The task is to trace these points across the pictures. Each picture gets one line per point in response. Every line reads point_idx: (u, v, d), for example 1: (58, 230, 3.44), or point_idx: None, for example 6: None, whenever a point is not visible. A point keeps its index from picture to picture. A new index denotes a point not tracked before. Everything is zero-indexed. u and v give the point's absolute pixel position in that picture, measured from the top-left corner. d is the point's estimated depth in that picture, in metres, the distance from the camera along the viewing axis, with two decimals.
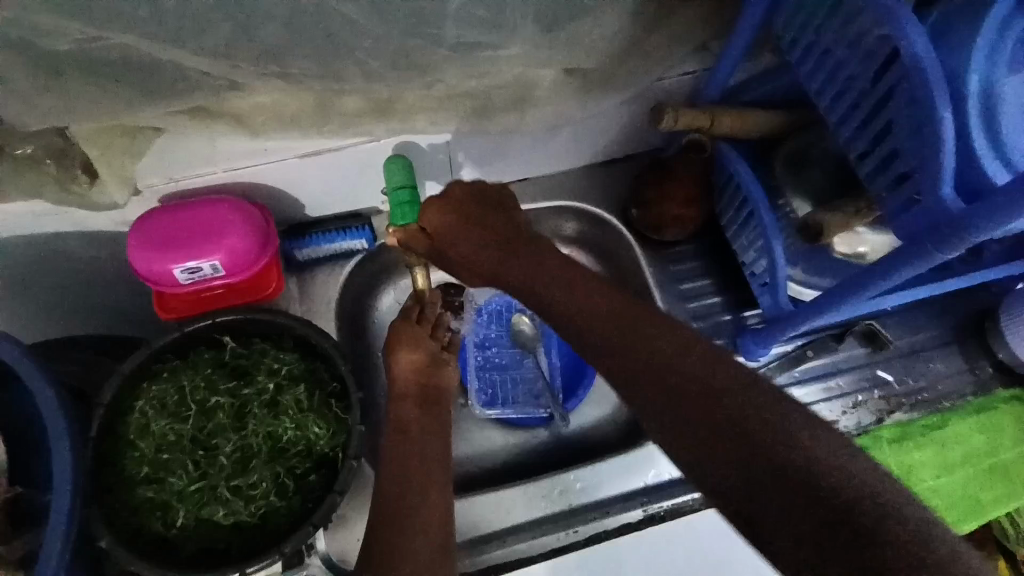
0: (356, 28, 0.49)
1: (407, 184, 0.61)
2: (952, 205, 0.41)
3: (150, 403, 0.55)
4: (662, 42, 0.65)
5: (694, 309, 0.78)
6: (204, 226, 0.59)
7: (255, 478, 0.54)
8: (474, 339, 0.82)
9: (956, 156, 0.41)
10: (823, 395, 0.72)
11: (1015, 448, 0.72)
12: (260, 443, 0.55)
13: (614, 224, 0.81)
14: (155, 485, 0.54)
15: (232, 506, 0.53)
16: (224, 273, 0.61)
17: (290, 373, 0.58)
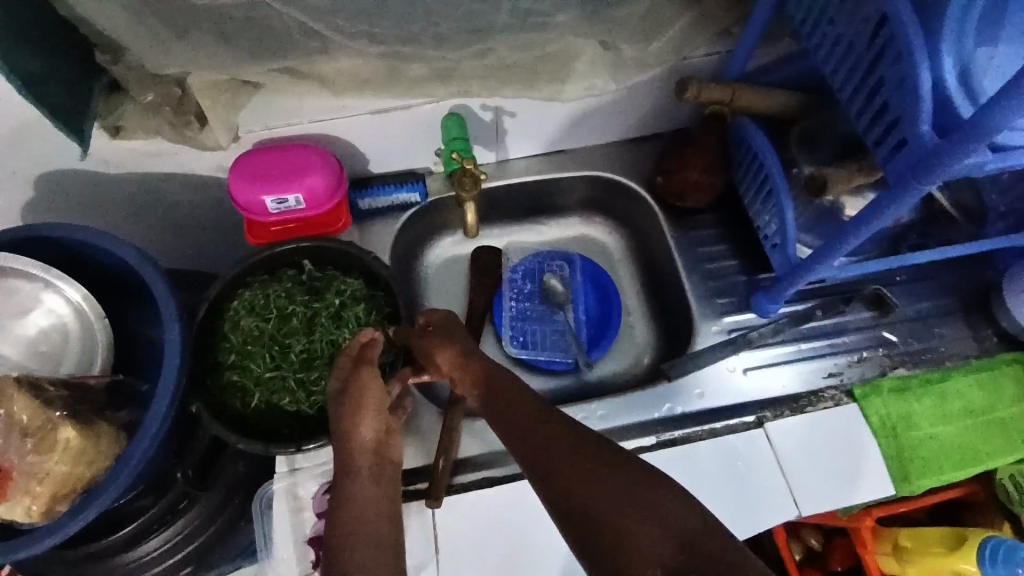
0: None
1: (461, 136, 0.76)
2: (927, 141, 0.48)
3: (242, 304, 0.68)
4: (687, 26, 0.74)
5: (712, 269, 0.85)
6: (290, 165, 0.70)
7: (317, 376, 0.67)
8: (509, 292, 0.90)
9: (932, 101, 0.49)
10: (830, 349, 0.78)
11: (1018, 406, 0.74)
12: (325, 348, 0.68)
13: (641, 192, 0.89)
14: (239, 371, 0.67)
15: (297, 396, 0.66)
16: (305, 207, 0.72)
17: (353, 295, 0.69)
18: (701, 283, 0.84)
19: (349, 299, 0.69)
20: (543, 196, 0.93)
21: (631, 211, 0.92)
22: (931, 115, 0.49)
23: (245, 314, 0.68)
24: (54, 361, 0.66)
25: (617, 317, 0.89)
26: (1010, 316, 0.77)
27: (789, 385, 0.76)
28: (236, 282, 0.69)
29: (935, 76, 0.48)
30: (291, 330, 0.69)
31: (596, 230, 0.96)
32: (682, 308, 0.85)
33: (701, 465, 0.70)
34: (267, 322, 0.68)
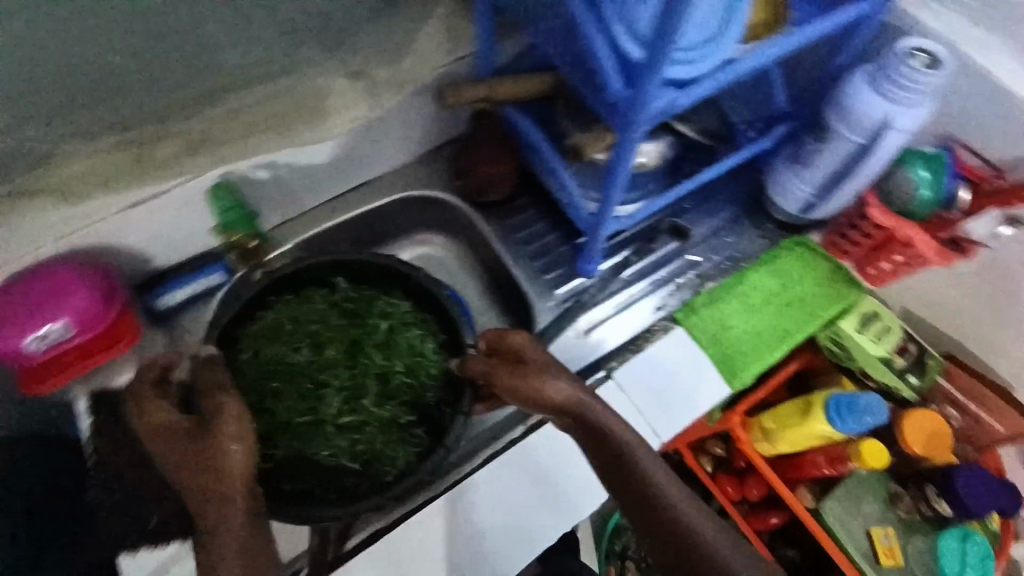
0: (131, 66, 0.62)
1: (232, 203, 0.73)
2: (622, 94, 0.54)
3: (268, 326, 0.75)
4: (427, 39, 0.78)
5: (534, 249, 0.89)
6: (43, 295, 0.62)
7: (385, 407, 0.73)
8: None
9: (612, 59, 0.55)
10: (653, 286, 0.86)
11: (809, 281, 0.86)
12: (371, 383, 0.74)
13: (449, 198, 0.91)
14: (269, 412, 0.71)
15: (333, 446, 0.71)
16: (77, 333, 0.65)
17: (402, 318, 0.78)
18: (529, 266, 0.88)
19: (396, 330, 0.77)
20: (361, 232, 0.91)
21: (450, 220, 0.94)
22: (616, 71, 0.55)
23: (275, 338, 0.74)
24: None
25: None
26: (780, 210, 0.88)
27: (626, 330, 0.83)
28: (245, 312, 0.75)
29: (607, 37, 0.55)
30: (345, 371, 0.73)
31: (428, 246, 0.96)
32: (520, 295, 0.88)
33: (569, 434, 0.76)
34: (304, 354, 0.74)
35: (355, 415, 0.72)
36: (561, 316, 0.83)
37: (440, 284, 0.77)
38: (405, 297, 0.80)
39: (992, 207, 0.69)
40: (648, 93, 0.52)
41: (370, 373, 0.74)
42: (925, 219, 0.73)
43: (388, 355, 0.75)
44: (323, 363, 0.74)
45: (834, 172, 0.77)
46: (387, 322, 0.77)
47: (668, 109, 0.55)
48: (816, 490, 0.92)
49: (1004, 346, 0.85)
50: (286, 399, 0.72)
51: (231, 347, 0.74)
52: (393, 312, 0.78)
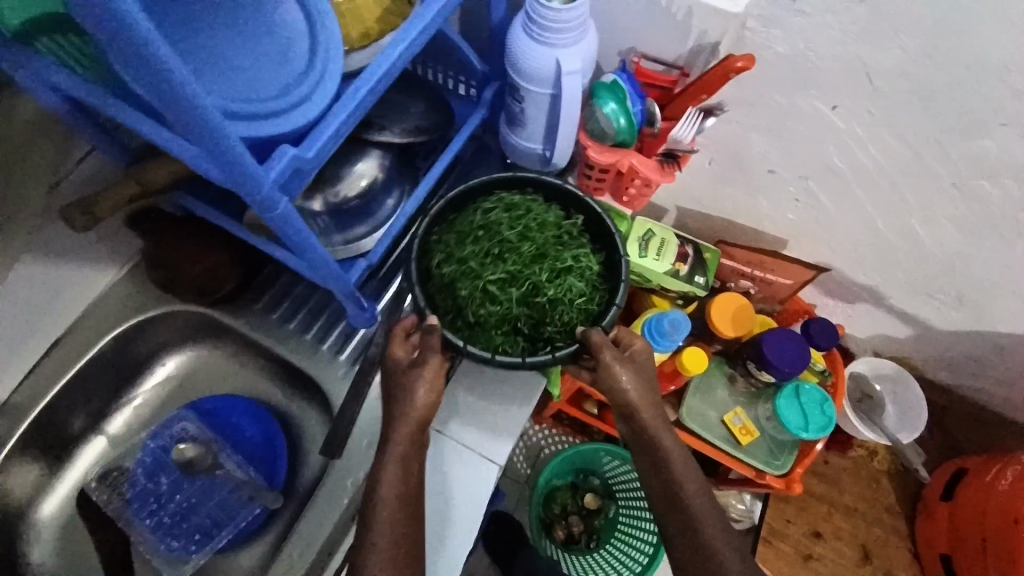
0: None
1: None
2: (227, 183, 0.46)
3: (503, 202, 0.70)
4: None
5: (300, 322, 0.79)
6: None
7: (505, 300, 0.66)
8: (145, 507, 0.75)
9: (195, 151, 0.46)
10: None
11: None
12: (527, 286, 0.66)
13: (182, 305, 0.78)
14: (484, 267, 0.67)
15: (471, 297, 0.66)
16: None
17: (585, 273, 0.67)
18: (302, 341, 0.78)
19: (579, 274, 0.67)
20: (85, 394, 0.78)
21: (197, 322, 0.81)
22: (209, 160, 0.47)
23: (502, 210, 0.69)
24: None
25: (262, 413, 0.80)
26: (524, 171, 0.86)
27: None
28: (489, 184, 0.72)
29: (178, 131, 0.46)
30: (519, 259, 0.67)
31: (182, 364, 0.84)
32: (307, 376, 0.79)
33: (456, 474, 0.70)
34: (513, 232, 0.68)
35: (501, 293, 0.66)
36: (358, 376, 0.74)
37: (624, 262, 0.67)
38: (605, 264, 0.70)
39: (685, 108, 0.70)
40: (242, 176, 0.44)
41: (540, 280, 0.66)
42: (641, 138, 0.73)
43: (564, 290, 0.66)
44: (546, 237, 0.68)
45: (547, 124, 0.75)
46: (576, 266, 0.67)
47: (293, 171, 0.48)
48: (674, 402, 0.96)
49: (759, 208, 0.91)
50: (467, 228, 0.69)
51: (459, 204, 0.71)
52: (586, 266, 0.68)
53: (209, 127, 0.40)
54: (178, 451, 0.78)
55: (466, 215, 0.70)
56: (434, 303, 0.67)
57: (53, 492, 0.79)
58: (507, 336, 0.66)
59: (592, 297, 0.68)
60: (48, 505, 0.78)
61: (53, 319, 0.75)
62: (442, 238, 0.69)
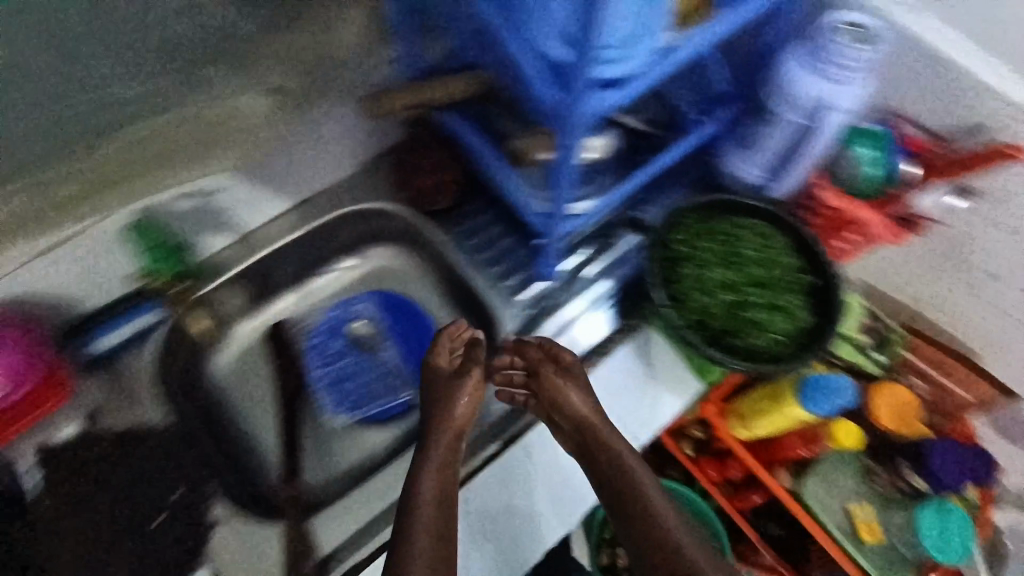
0: None
1: (159, 244, 0.80)
2: (551, 100, 0.54)
3: (757, 226, 0.76)
4: None
5: (489, 256, 0.87)
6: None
7: (714, 297, 0.73)
8: (318, 359, 0.87)
9: (536, 63, 0.54)
10: (616, 280, 0.85)
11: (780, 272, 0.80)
12: (737, 300, 0.73)
13: (398, 209, 0.89)
14: (713, 265, 0.75)
15: (689, 279, 0.74)
16: (11, 386, 0.69)
17: (788, 321, 0.72)
18: (488, 271, 0.86)
19: (788, 319, 0.73)
20: (302, 254, 0.88)
21: (408, 228, 0.90)
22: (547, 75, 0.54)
23: (752, 234, 0.76)
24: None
25: (432, 326, 0.89)
26: None
27: (585, 342, 0.82)
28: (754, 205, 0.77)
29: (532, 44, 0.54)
30: (743, 277, 0.74)
31: (381, 259, 0.95)
32: (480, 304, 0.86)
33: (504, 497, 0.74)
34: (751, 255, 0.75)
35: (714, 290, 0.74)
36: (528, 320, 0.83)
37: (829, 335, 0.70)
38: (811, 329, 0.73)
39: (936, 182, 0.72)
40: (579, 94, 0.51)
41: (753, 303, 0.73)
42: (874, 196, 0.75)
43: (769, 322, 0.72)
44: (777, 270, 0.74)
45: (781, 154, 0.77)
46: (792, 312, 0.73)
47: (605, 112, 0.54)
48: (795, 470, 0.91)
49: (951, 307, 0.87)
50: (716, 227, 0.76)
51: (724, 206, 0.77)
52: (798, 318, 0.72)
53: None
54: (353, 326, 0.90)
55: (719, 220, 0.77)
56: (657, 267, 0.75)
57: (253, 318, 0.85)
58: (697, 325, 0.73)
59: (783, 344, 0.72)
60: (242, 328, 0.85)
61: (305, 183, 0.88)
62: (693, 223, 0.77)
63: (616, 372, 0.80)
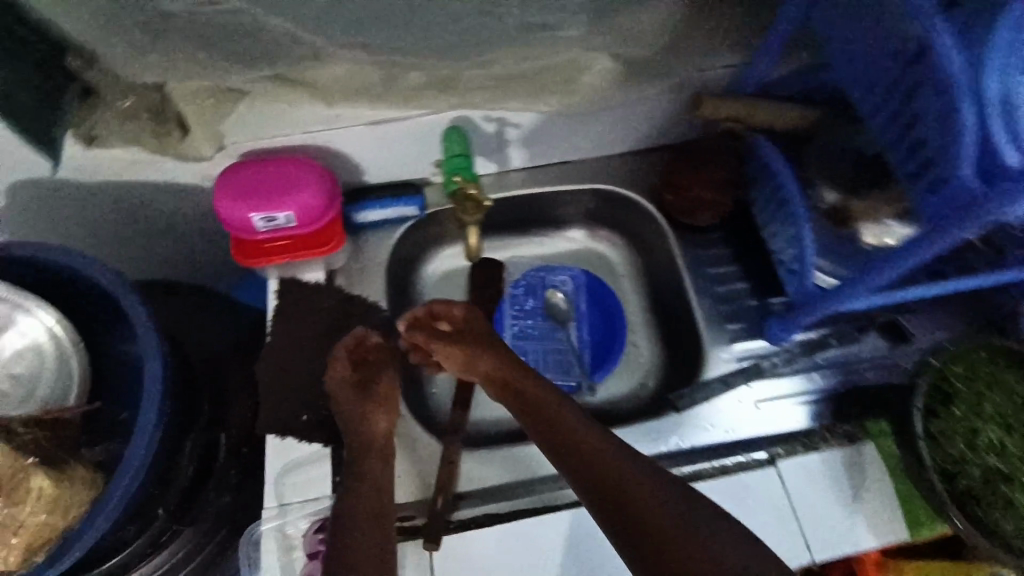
0: (423, 24, 0.60)
1: (460, 152, 0.68)
2: (965, 185, 0.47)
3: None
4: (703, 32, 0.68)
5: (721, 292, 0.82)
6: (282, 181, 0.67)
7: (977, 448, 0.67)
8: (513, 310, 0.89)
9: (975, 142, 0.46)
10: (845, 377, 0.77)
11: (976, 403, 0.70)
12: (998, 465, 0.67)
13: (646, 206, 0.86)
14: (995, 424, 0.68)
15: (961, 415, 0.69)
16: (296, 224, 0.68)
17: None
18: (713, 307, 0.81)
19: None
20: (538, 208, 0.91)
21: (641, 227, 0.90)
22: (974, 158, 0.47)
23: None
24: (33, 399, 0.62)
25: (620, 324, 0.89)
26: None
27: (788, 424, 0.74)
28: None
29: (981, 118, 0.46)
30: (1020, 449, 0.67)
31: (599, 243, 0.94)
32: (691, 332, 0.81)
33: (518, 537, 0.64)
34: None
35: (981, 442, 0.68)
36: (733, 375, 0.75)
37: None
38: None
39: None
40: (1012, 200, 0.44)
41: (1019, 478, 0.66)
42: None
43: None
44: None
45: None
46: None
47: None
48: None
49: None
50: (1000, 381, 0.70)
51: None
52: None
53: None
54: (552, 294, 0.91)
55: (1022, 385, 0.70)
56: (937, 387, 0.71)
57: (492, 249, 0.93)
58: (940, 457, 0.68)
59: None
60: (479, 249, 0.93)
61: (577, 150, 0.87)
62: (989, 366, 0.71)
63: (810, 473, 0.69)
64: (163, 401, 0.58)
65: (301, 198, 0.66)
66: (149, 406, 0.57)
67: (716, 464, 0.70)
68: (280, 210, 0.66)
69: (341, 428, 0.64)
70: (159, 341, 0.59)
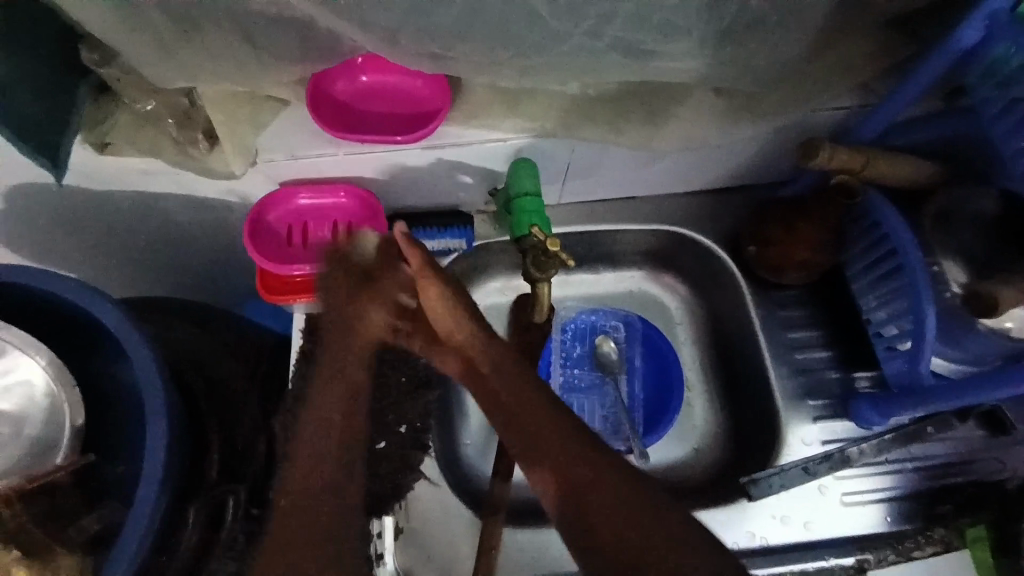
0: (519, 51, 0.46)
1: (532, 192, 0.60)
2: None
3: None
4: (823, 68, 0.58)
5: (800, 361, 0.72)
6: (379, 80, 0.57)
7: None
8: (558, 356, 0.80)
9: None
10: (936, 475, 0.67)
11: None
12: None
13: (723, 257, 0.77)
14: None
15: None
16: (392, 84, 0.57)
17: None
18: (788, 378, 0.71)
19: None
20: (593, 245, 0.82)
21: (705, 274, 0.81)
22: None
23: None
24: (20, 444, 0.53)
25: (678, 384, 0.78)
26: None
27: (872, 524, 0.65)
28: None
29: None
30: None
31: (656, 286, 0.85)
32: (762, 401, 0.72)
33: None
34: None
35: None
36: (816, 462, 0.66)
37: None
38: None
39: None
40: None
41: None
42: None
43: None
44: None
45: None
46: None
47: None
48: None
49: None
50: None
51: None
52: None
53: None
54: (602, 341, 0.81)
55: None
56: None
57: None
58: None
59: None
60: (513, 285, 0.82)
61: (645, 187, 0.78)
62: None
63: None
64: (166, 471, 0.49)
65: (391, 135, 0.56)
66: (149, 480, 0.48)
67: (797, 570, 0.62)
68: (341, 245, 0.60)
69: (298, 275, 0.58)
70: (166, 399, 0.50)
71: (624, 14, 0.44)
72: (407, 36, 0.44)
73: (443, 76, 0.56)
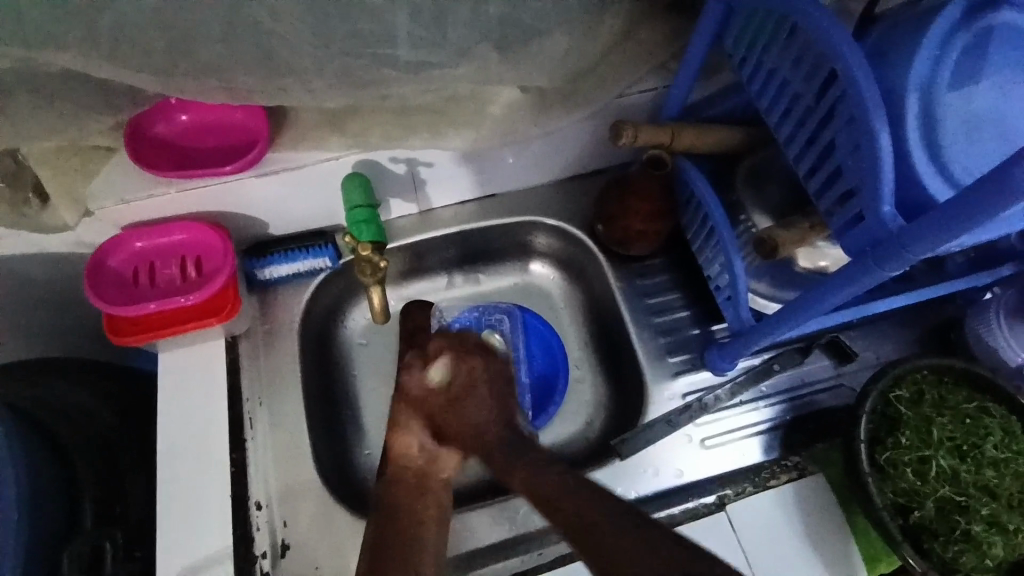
0: (300, 76, 0.50)
1: (363, 204, 0.64)
2: (888, 223, 0.43)
3: (999, 429, 0.65)
4: (613, 57, 0.65)
5: (662, 323, 0.78)
6: (201, 118, 0.60)
7: (932, 482, 0.63)
8: None
9: (895, 177, 0.43)
10: (791, 409, 0.73)
11: (925, 422, 0.65)
12: (949, 492, 0.63)
13: (584, 240, 0.82)
14: (943, 454, 0.64)
15: (927, 453, 0.64)
16: (217, 125, 0.61)
17: (998, 558, 0.60)
18: (652, 340, 0.77)
19: (1006, 543, 0.61)
20: (468, 246, 0.85)
21: (574, 257, 0.86)
22: (892, 192, 0.43)
23: (989, 441, 0.64)
24: None
25: (563, 362, 0.83)
26: (983, 350, 0.71)
27: (735, 462, 0.70)
28: (1007, 422, 0.65)
29: (924, 144, 0.43)
30: (967, 473, 0.64)
31: (535, 276, 0.89)
32: (632, 366, 0.77)
33: None
34: (987, 468, 0.64)
35: (933, 473, 0.63)
36: (677, 414, 0.71)
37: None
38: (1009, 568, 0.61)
39: None
40: (922, 239, 0.41)
41: (972, 509, 0.62)
42: None
43: (987, 543, 0.60)
44: (1004, 476, 0.64)
45: None
46: (1015, 538, 0.61)
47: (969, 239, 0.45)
48: None
49: None
50: (948, 400, 0.66)
51: (973, 383, 0.67)
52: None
53: (943, 169, 0.43)
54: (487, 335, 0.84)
55: (972, 411, 0.66)
56: (893, 421, 0.66)
57: (424, 292, 0.87)
58: (905, 498, 0.63)
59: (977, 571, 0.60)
60: (398, 295, 0.85)
61: (502, 185, 0.83)
62: (943, 386, 0.67)
63: (761, 510, 0.66)
64: None
65: (220, 167, 0.59)
66: None
67: (666, 515, 0.66)
68: (192, 278, 0.63)
69: (150, 316, 0.61)
70: None
71: (382, 35, 0.49)
72: (178, 69, 0.48)
73: (259, 106, 0.60)
